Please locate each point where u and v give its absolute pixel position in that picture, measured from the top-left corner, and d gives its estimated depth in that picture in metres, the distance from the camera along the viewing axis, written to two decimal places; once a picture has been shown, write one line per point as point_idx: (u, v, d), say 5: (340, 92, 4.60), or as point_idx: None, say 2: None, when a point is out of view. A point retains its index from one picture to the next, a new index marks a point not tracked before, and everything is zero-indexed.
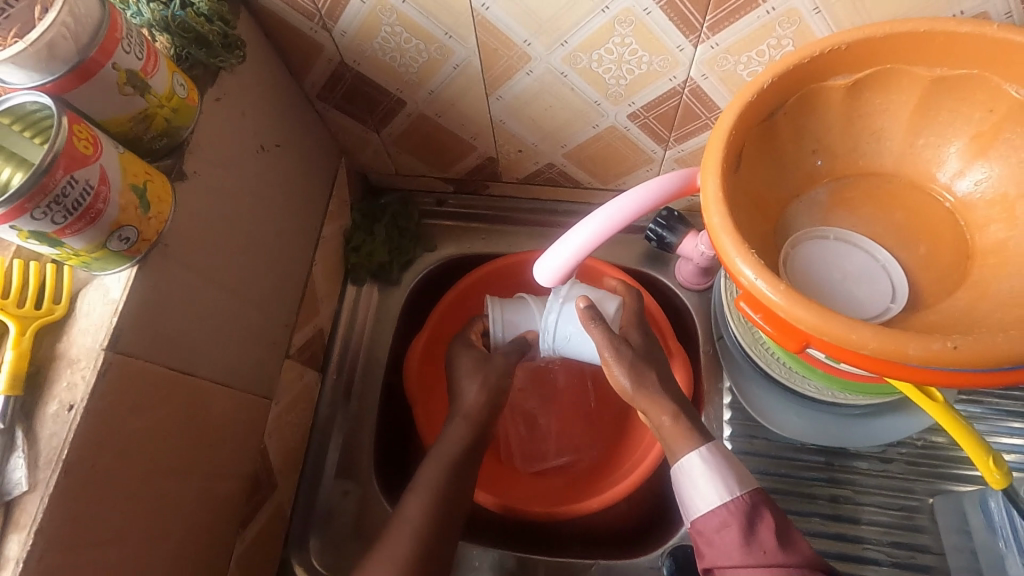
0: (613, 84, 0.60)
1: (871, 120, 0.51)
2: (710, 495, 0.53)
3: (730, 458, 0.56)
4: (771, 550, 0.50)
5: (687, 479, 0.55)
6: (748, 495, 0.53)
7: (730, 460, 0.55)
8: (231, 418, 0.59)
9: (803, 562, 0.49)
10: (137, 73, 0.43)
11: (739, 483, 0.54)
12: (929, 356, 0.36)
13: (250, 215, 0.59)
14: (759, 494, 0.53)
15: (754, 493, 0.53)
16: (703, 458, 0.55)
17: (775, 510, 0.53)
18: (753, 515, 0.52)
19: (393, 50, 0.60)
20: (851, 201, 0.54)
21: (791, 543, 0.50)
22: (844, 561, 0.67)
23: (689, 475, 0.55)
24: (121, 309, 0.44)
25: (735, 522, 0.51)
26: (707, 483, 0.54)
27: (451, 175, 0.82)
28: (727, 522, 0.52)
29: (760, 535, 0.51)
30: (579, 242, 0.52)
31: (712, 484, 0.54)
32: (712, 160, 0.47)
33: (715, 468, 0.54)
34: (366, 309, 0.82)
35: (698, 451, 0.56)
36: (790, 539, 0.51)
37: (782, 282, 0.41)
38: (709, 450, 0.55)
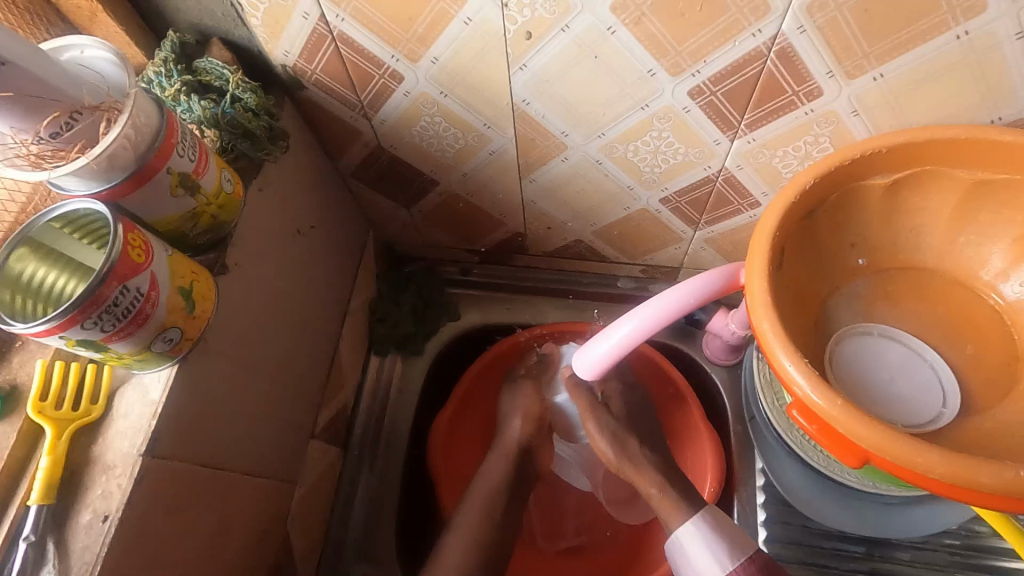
0: (647, 171, 0.61)
1: (911, 218, 0.51)
2: (706, 566, 0.53)
3: (723, 522, 0.56)
4: None
5: (682, 553, 0.55)
6: (747, 560, 0.52)
7: (720, 527, 0.55)
8: (257, 508, 0.57)
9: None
10: (189, 174, 0.43)
11: (735, 550, 0.53)
12: (1002, 485, 0.35)
13: (283, 299, 0.59)
14: (756, 561, 0.52)
15: (751, 562, 0.52)
16: (693, 530, 0.55)
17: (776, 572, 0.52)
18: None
19: (430, 137, 0.61)
20: (892, 295, 0.53)
21: None
22: None
23: (687, 549, 0.55)
24: (160, 412, 0.43)
25: None
26: (700, 555, 0.54)
27: (478, 247, 0.82)
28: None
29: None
30: (620, 337, 0.51)
31: (708, 556, 0.53)
32: (757, 261, 0.47)
33: (705, 536, 0.54)
34: (389, 380, 0.81)
35: (686, 524, 0.56)
36: None
37: (838, 393, 0.40)
38: (696, 521, 0.56)
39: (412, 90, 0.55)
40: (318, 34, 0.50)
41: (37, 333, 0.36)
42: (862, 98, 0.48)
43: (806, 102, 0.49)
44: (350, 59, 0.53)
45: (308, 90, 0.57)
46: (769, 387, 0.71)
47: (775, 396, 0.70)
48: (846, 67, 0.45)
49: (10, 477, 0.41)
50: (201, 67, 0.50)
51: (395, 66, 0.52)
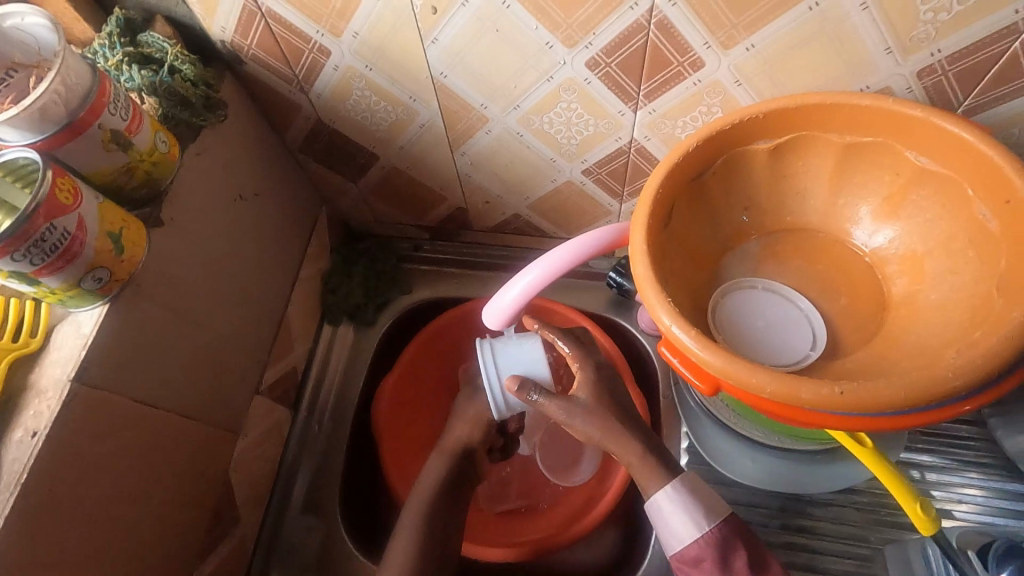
0: (565, 143, 0.65)
1: (794, 181, 0.55)
2: (683, 529, 0.58)
3: (698, 486, 0.60)
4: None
5: (661, 518, 0.59)
6: (720, 525, 0.57)
7: (695, 491, 0.59)
8: (196, 449, 0.62)
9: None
10: (121, 132, 0.48)
11: (708, 515, 0.58)
12: (821, 400, 0.39)
13: (224, 259, 0.64)
14: (728, 524, 0.58)
15: (725, 524, 0.58)
16: (671, 494, 0.59)
17: (743, 536, 0.58)
18: (726, 547, 0.56)
19: (365, 111, 0.66)
20: (781, 253, 0.57)
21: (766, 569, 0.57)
22: None
23: (665, 511, 0.59)
24: (90, 344, 0.48)
25: (709, 557, 0.56)
26: (677, 520, 0.58)
27: (427, 223, 0.87)
28: (702, 558, 0.56)
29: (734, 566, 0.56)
30: (521, 287, 0.55)
31: (685, 518, 0.58)
32: (640, 216, 0.51)
33: (685, 500, 0.58)
34: (340, 348, 0.86)
35: (665, 488, 0.59)
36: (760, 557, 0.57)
37: (696, 328, 0.44)
38: (675, 485, 0.59)
39: (340, 64, 0.60)
40: (249, 11, 0.55)
41: None
42: (741, 68, 0.52)
43: (693, 72, 0.54)
44: (281, 35, 0.58)
45: (248, 65, 0.62)
46: None
47: None
48: (719, 38, 0.50)
49: None
50: (143, 41, 0.56)
51: (322, 41, 0.57)
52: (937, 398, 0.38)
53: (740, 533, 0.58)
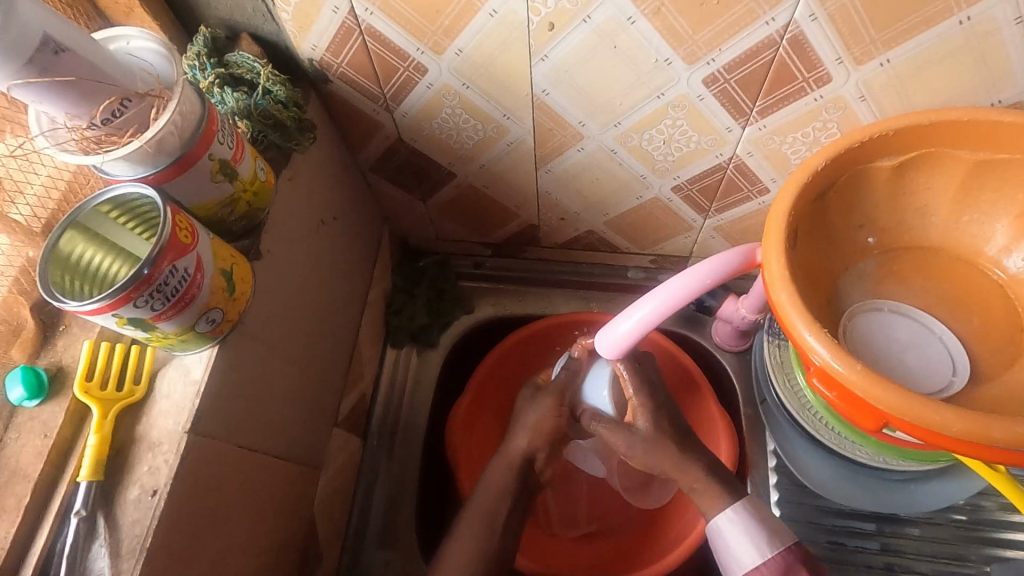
0: (660, 160, 0.63)
1: (917, 198, 0.53)
2: (745, 553, 0.55)
3: (763, 512, 0.57)
4: None
5: (722, 541, 0.56)
6: (782, 554, 0.54)
7: (761, 516, 0.56)
8: (287, 491, 0.58)
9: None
10: (229, 161, 0.45)
11: (773, 542, 0.55)
12: (1015, 440, 0.37)
13: (310, 287, 0.60)
14: (793, 551, 0.54)
15: (790, 551, 0.54)
16: (733, 517, 0.56)
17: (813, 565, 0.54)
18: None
19: (451, 129, 0.63)
20: (900, 273, 0.55)
21: None
22: None
23: (726, 536, 0.56)
24: (202, 391, 0.44)
25: None
26: (739, 543, 0.55)
27: (491, 239, 0.84)
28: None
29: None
30: (640, 316, 0.53)
31: (746, 544, 0.55)
32: (774, 239, 0.49)
33: (745, 523, 0.56)
34: (405, 371, 0.83)
35: (726, 511, 0.57)
36: None
37: (857, 360, 0.42)
38: (737, 509, 0.57)
39: (434, 82, 0.57)
40: (345, 28, 0.52)
41: (91, 311, 0.37)
42: (869, 83, 0.50)
43: (816, 88, 0.51)
44: (375, 52, 0.54)
45: (333, 83, 0.59)
46: (781, 369, 0.72)
47: (786, 378, 0.71)
48: (854, 53, 0.48)
49: (59, 455, 0.42)
50: (232, 61, 0.52)
51: (420, 58, 0.54)
52: None
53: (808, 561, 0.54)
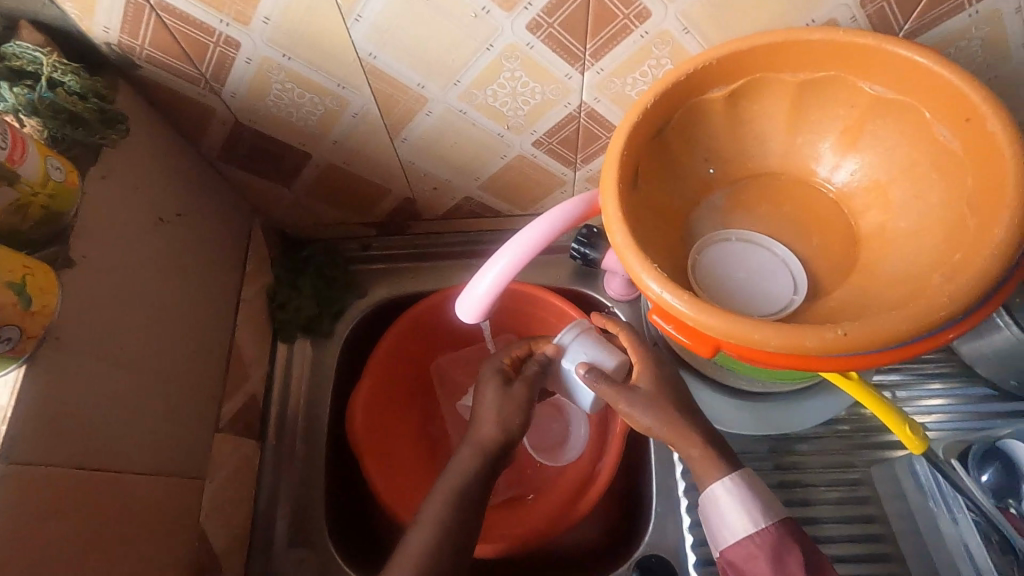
0: (512, 116, 0.62)
1: (754, 125, 0.54)
2: (738, 521, 0.55)
3: (758, 484, 0.57)
4: None
5: (715, 510, 0.56)
6: (774, 525, 0.54)
7: (756, 487, 0.56)
8: (160, 507, 0.55)
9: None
10: (4, 163, 0.41)
11: (766, 513, 0.54)
12: (826, 346, 0.38)
13: (155, 292, 0.57)
14: (785, 523, 0.54)
15: (780, 523, 0.54)
16: (729, 488, 0.56)
17: (802, 538, 0.54)
18: (779, 549, 0.53)
19: (287, 106, 0.59)
20: (747, 202, 0.56)
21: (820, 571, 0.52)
22: None
23: (720, 504, 0.56)
24: (9, 417, 0.41)
25: (761, 554, 0.53)
26: (731, 512, 0.55)
27: (372, 219, 0.81)
28: (753, 553, 0.53)
29: (788, 568, 0.52)
30: (496, 272, 0.52)
31: (741, 514, 0.55)
32: (609, 182, 0.48)
33: (742, 493, 0.55)
34: (300, 365, 0.80)
35: (724, 480, 0.57)
36: (818, 567, 0.52)
37: (687, 291, 0.43)
38: (734, 479, 0.56)
39: (252, 56, 0.53)
40: (134, 5, 0.48)
41: None
42: (688, 14, 0.50)
43: (639, 24, 0.51)
44: (178, 30, 0.50)
45: (143, 68, 0.54)
46: None
47: None
48: None
49: None
50: (9, 53, 0.47)
51: (228, 32, 0.51)
52: (932, 327, 0.37)
53: (799, 535, 0.54)
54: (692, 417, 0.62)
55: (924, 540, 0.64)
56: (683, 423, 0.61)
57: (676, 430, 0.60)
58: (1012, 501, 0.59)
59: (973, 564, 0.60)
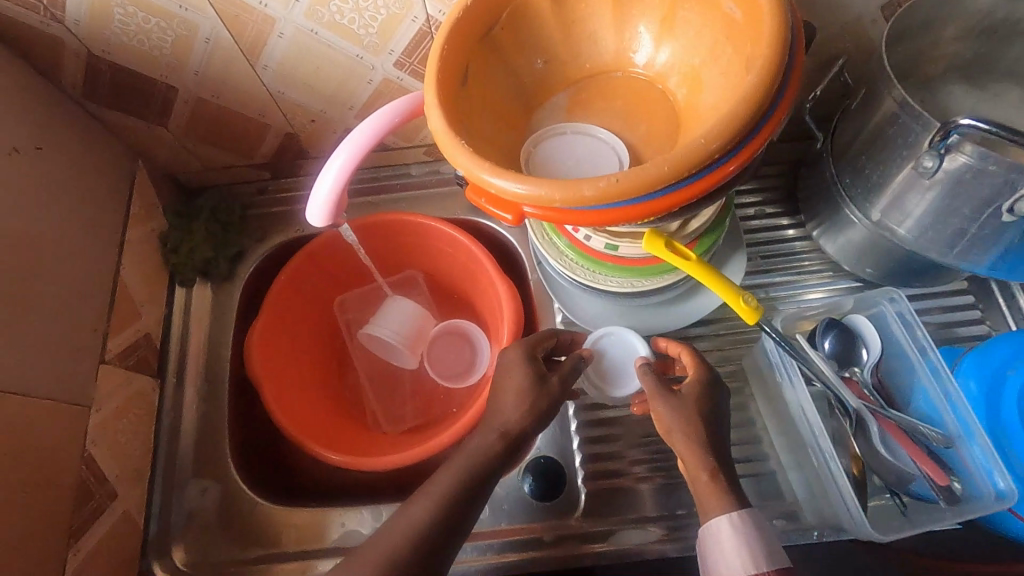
0: (364, 35, 0.63)
1: (582, 23, 0.57)
2: (736, 566, 0.50)
3: (765, 526, 0.51)
4: None
5: (714, 543, 0.52)
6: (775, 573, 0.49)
7: (762, 530, 0.51)
8: (31, 427, 0.57)
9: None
10: None
11: (769, 557, 0.50)
12: (599, 194, 0.41)
13: (8, 218, 0.58)
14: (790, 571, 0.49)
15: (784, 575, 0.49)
16: (733, 524, 0.51)
17: None
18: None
19: (136, 33, 0.60)
20: (585, 100, 0.59)
21: None
22: None
23: (718, 539, 0.51)
24: None
25: None
26: (732, 552, 0.51)
27: (260, 160, 0.82)
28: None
29: None
30: (336, 168, 0.54)
31: (739, 553, 0.50)
32: (430, 77, 0.50)
33: (746, 534, 0.51)
34: (200, 307, 0.82)
35: (728, 514, 0.52)
36: None
37: (489, 162, 0.45)
38: (741, 515, 0.51)
39: None
40: None
41: None
42: None
43: None
44: None
45: None
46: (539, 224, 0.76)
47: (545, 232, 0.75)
48: None
49: None
50: None
51: None
52: (692, 171, 0.41)
53: None
54: (715, 434, 0.56)
55: (780, 413, 0.68)
56: (704, 439, 0.55)
57: (691, 445, 0.55)
58: (855, 367, 0.64)
59: (813, 425, 0.63)
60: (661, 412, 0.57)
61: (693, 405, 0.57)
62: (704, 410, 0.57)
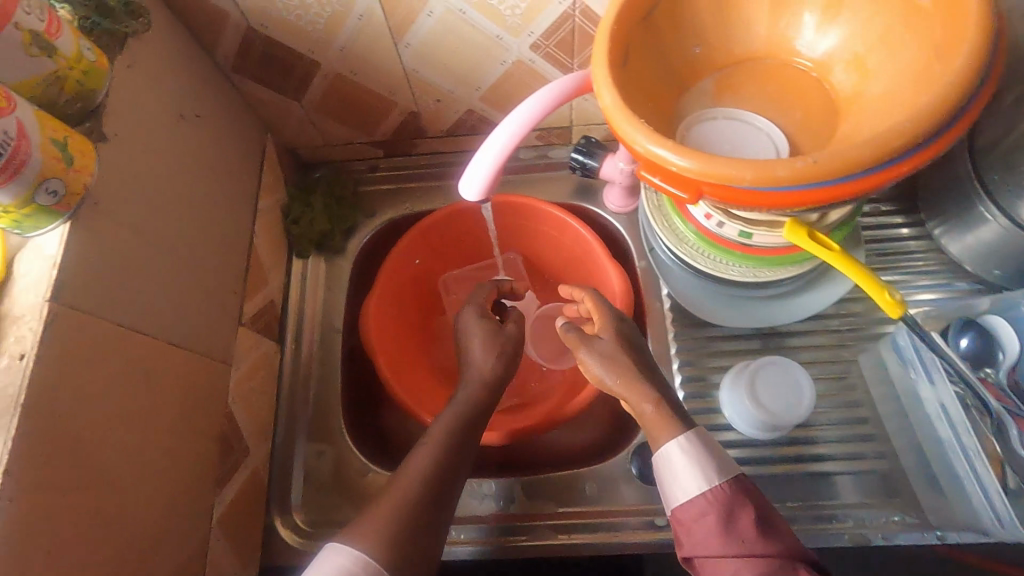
0: (509, 16, 0.65)
1: (741, 8, 0.56)
2: (690, 478, 0.52)
3: (709, 445, 0.54)
4: (749, 541, 0.49)
5: (669, 472, 0.54)
6: (727, 484, 0.52)
7: (712, 448, 0.53)
8: (192, 380, 0.60)
9: (782, 553, 0.48)
10: (41, 33, 0.45)
11: (718, 471, 0.52)
12: (795, 175, 0.41)
13: (182, 181, 0.61)
14: (739, 482, 0.52)
15: (733, 482, 0.52)
16: (683, 449, 0.53)
17: (758, 499, 0.51)
18: (733, 504, 0.50)
19: (296, 8, 0.63)
20: (734, 86, 0.59)
21: (773, 529, 0.50)
22: (792, 443, 0.71)
23: (671, 464, 0.53)
24: (59, 263, 0.45)
25: (712, 510, 0.50)
26: (684, 473, 0.53)
27: (378, 136, 0.84)
28: (706, 512, 0.50)
29: (739, 524, 0.49)
30: (497, 147, 0.55)
31: (693, 475, 0.52)
32: (600, 56, 0.51)
33: (696, 454, 0.53)
34: (315, 278, 0.85)
35: (678, 438, 0.54)
36: (772, 527, 0.50)
37: (669, 140, 0.46)
38: (689, 439, 0.54)
39: None
40: None
41: None
42: None
43: None
44: None
45: None
46: (659, 212, 0.76)
47: (664, 220, 0.76)
48: None
49: None
50: None
51: None
52: (892, 153, 0.40)
53: (754, 496, 0.51)
54: (650, 377, 0.60)
55: (904, 410, 0.70)
56: (640, 378, 0.59)
57: (630, 385, 0.59)
58: (989, 368, 0.63)
59: (949, 421, 0.65)
60: (590, 363, 0.61)
61: (615, 342, 0.63)
62: (625, 344, 0.62)
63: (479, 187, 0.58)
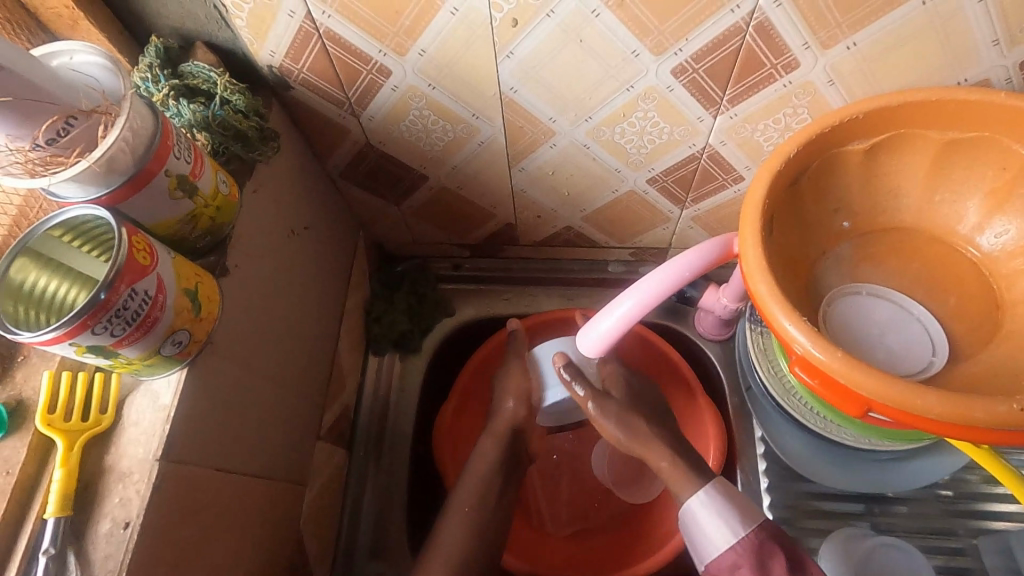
0: (633, 153, 0.62)
1: (891, 180, 0.53)
2: (717, 534, 0.51)
3: (733, 493, 0.53)
4: None
5: (694, 525, 0.53)
6: (756, 531, 0.50)
7: (733, 495, 0.53)
8: (270, 511, 0.57)
9: None
10: (187, 176, 0.44)
11: (743, 520, 0.51)
12: (995, 418, 0.38)
13: (284, 300, 0.59)
14: (765, 529, 0.50)
15: (761, 529, 0.50)
16: (704, 499, 0.53)
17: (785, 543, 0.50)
18: (763, 553, 0.49)
19: (420, 131, 0.62)
20: (875, 256, 0.55)
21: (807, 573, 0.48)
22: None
23: (697, 518, 0.53)
24: (173, 416, 0.43)
25: (746, 564, 0.49)
26: (710, 525, 0.52)
27: (471, 240, 0.83)
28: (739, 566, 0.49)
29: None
30: (621, 311, 0.54)
31: (719, 525, 0.51)
32: (750, 227, 0.47)
33: (718, 504, 0.52)
34: (388, 381, 0.80)
35: (697, 493, 0.54)
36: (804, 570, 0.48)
37: (838, 347, 0.42)
38: (708, 490, 0.54)
39: (400, 84, 0.55)
40: (304, 32, 0.51)
41: (45, 341, 0.35)
42: (837, 66, 0.49)
43: (785, 74, 0.51)
44: (336, 56, 0.53)
45: (294, 89, 0.58)
46: (764, 356, 0.72)
47: (770, 365, 0.71)
48: (820, 37, 0.47)
49: (23, 494, 0.41)
50: (188, 72, 0.50)
51: (383, 61, 0.53)
52: None
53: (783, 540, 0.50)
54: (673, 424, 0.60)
55: None
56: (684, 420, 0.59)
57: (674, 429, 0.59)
58: None
59: None
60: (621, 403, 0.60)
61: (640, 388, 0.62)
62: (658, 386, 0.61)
63: (595, 346, 0.58)
